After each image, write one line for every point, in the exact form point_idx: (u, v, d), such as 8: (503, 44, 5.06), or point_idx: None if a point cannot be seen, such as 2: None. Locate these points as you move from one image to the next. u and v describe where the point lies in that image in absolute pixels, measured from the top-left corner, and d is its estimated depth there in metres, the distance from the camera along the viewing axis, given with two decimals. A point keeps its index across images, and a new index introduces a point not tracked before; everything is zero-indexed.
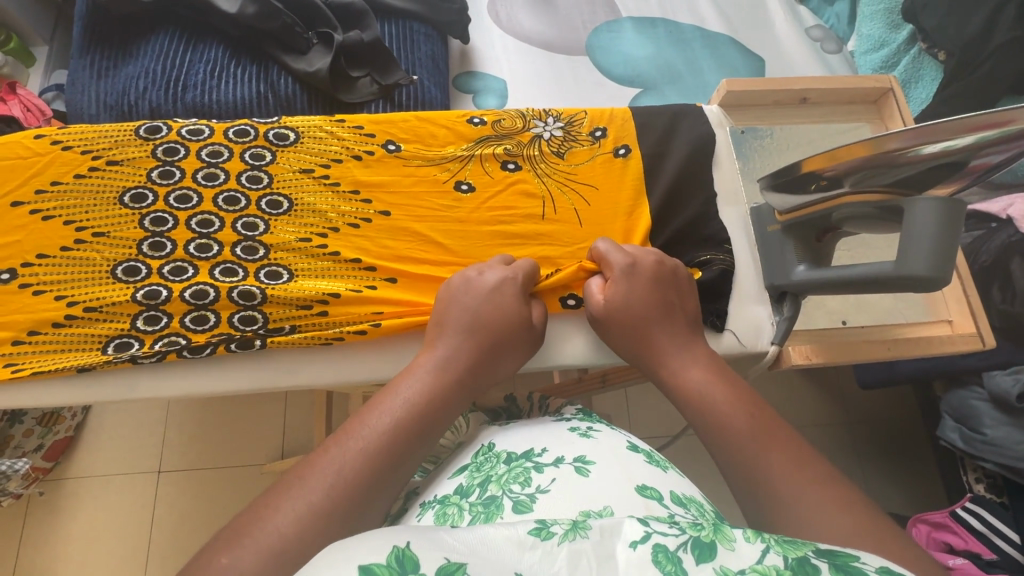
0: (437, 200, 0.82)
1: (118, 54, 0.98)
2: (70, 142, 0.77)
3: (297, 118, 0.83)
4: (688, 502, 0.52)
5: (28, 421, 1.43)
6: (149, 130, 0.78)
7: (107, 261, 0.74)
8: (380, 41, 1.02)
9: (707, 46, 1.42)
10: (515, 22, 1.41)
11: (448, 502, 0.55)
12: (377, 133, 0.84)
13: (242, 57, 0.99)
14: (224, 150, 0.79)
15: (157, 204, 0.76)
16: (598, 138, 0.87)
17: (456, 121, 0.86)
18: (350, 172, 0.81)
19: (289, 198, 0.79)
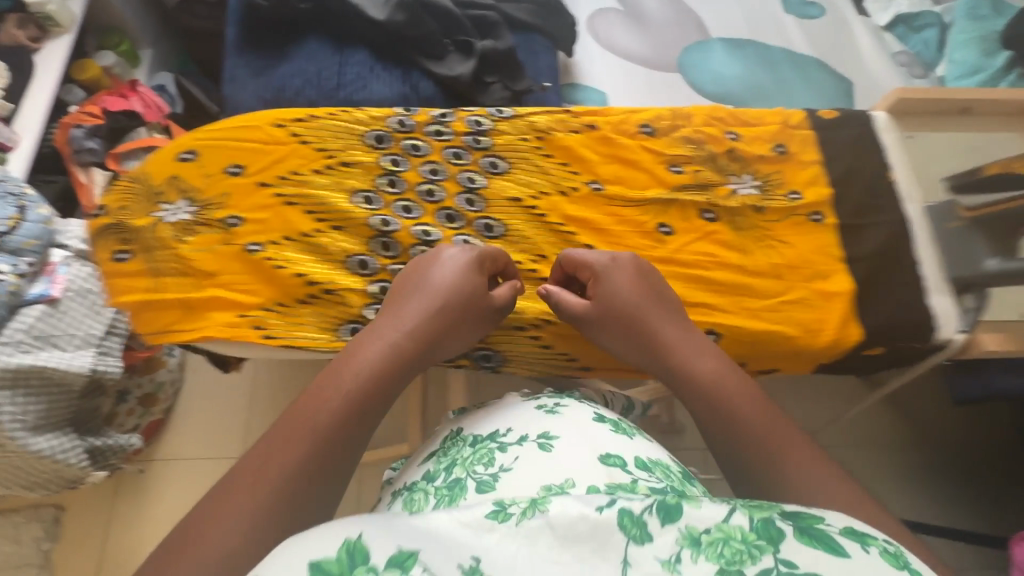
0: (639, 239, 0.83)
1: (272, 54, 1.05)
2: (306, 136, 0.83)
3: (507, 145, 0.86)
4: (654, 465, 0.61)
5: (131, 400, 1.43)
6: (375, 137, 0.84)
7: (342, 252, 0.79)
8: (511, 49, 1.08)
9: (796, 68, 1.47)
10: (613, 39, 1.47)
11: (415, 488, 0.63)
12: (582, 172, 0.86)
13: (387, 60, 1.06)
14: (441, 168, 0.84)
15: (384, 209, 0.81)
16: (794, 200, 0.87)
17: (656, 166, 0.87)
18: (558, 206, 0.84)
19: (502, 224, 0.82)
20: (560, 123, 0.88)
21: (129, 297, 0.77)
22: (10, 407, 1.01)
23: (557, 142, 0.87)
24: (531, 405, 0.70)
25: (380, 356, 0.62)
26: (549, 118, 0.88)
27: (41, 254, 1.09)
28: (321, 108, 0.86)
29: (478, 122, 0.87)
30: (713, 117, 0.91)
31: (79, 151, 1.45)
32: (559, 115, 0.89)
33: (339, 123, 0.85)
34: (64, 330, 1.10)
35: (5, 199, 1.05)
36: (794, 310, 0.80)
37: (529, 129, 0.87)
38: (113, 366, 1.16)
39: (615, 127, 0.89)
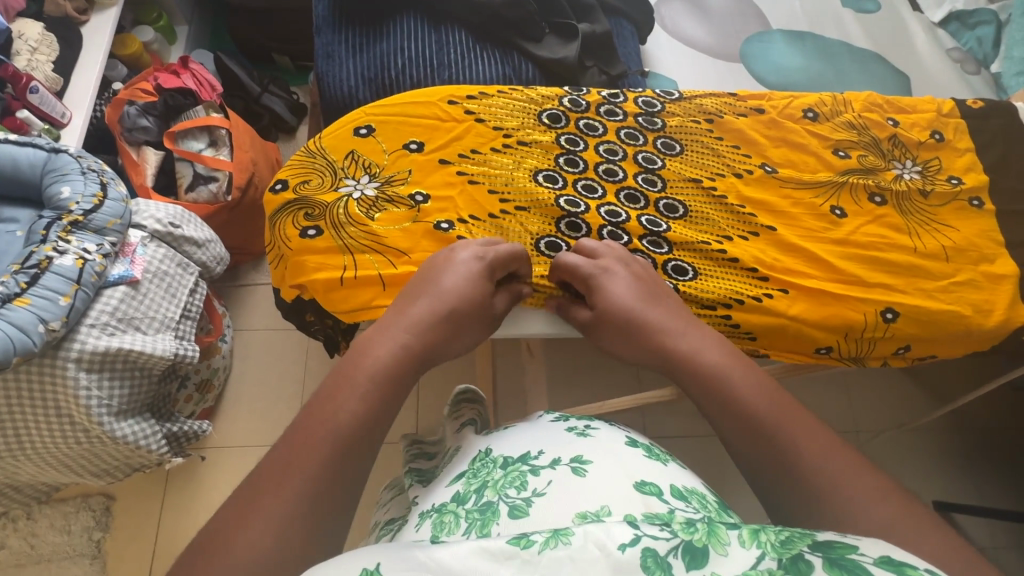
0: (814, 221, 0.85)
1: (369, 31, 1.03)
2: (482, 116, 0.89)
3: (679, 129, 0.90)
4: (690, 495, 0.53)
5: (189, 386, 1.36)
6: (550, 118, 0.90)
7: (532, 229, 0.82)
8: (607, 33, 1.08)
9: (855, 61, 1.50)
10: (679, 28, 1.50)
11: (445, 511, 0.55)
12: (753, 155, 0.89)
13: (486, 41, 1.05)
14: (618, 148, 0.88)
15: (567, 188, 0.84)
16: (956, 185, 0.88)
17: (823, 150, 0.89)
18: (736, 187, 0.86)
19: (683, 204, 0.84)
20: (728, 107, 0.93)
21: (319, 272, 0.79)
22: (98, 392, 0.98)
23: (729, 126, 0.90)
24: (560, 427, 0.62)
25: (388, 360, 0.55)
26: (716, 103, 0.93)
27: (123, 234, 1.05)
28: (493, 89, 0.92)
29: (648, 105, 0.92)
30: (870, 104, 0.94)
31: (131, 129, 1.40)
32: (725, 100, 0.93)
33: (514, 106, 0.90)
34: (145, 313, 1.06)
35: (88, 175, 1.01)
36: (965, 292, 0.80)
37: (699, 114, 0.92)
38: (190, 350, 1.13)
39: (781, 111, 0.92)
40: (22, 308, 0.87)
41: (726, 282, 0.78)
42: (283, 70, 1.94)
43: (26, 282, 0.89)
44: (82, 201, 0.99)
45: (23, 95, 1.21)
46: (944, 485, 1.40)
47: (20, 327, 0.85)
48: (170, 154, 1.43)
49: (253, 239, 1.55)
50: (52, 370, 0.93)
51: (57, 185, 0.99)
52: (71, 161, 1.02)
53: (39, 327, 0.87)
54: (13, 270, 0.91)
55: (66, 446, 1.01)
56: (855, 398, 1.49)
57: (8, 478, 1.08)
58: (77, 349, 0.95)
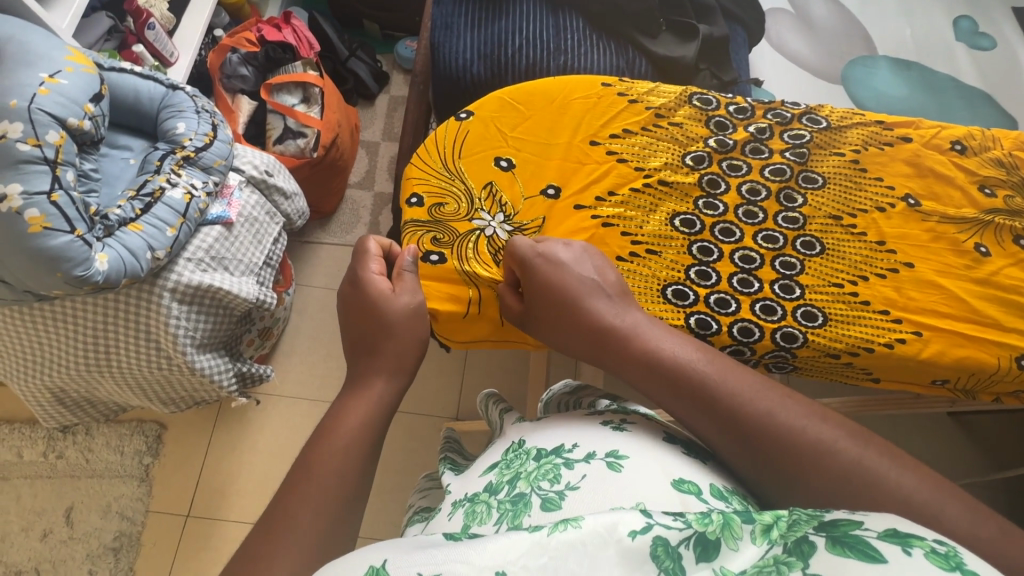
0: (954, 258, 0.76)
1: (490, 8, 1.04)
2: (625, 156, 0.83)
3: (826, 161, 0.81)
4: (730, 495, 0.51)
5: (253, 331, 1.38)
6: (693, 159, 0.82)
7: (662, 276, 0.76)
8: (724, 38, 1.06)
9: (961, 98, 1.44)
10: (783, 41, 1.47)
11: (477, 500, 0.53)
12: (898, 186, 0.80)
13: (602, 32, 1.04)
14: (761, 188, 0.80)
15: (703, 234, 0.78)
16: None
17: (970, 185, 0.80)
18: (877, 223, 0.78)
19: (821, 241, 0.77)
20: (874, 137, 0.83)
21: (441, 302, 0.78)
22: (186, 324, 1.01)
23: (874, 159, 0.82)
24: (596, 420, 0.60)
25: (354, 427, 0.55)
26: (864, 133, 0.83)
27: (225, 175, 1.08)
28: (636, 123, 0.85)
29: (795, 137, 0.82)
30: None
31: (231, 76, 1.45)
32: (872, 128, 0.84)
33: (658, 142, 0.83)
34: (234, 255, 1.10)
35: (202, 115, 1.05)
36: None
37: (846, 145, 0.82)
38: (269, 297, 1.16)
39: (927, 142, 0.82)
40: (135, 233, 0.91)
41: (858, 328, 0.72)
42: (372, 37, 1.96)
43: (141, 209, 0.94)
44: (195, 138, 1.02)
45: (140, 31, 1.25)
46: None
47: (131, 250, 0.89)
48: (264, 105, 1.47)
49: (325, 197, 1.58)
50: (150, 297, 0.97)
51: (172, 120, 1.03)
52: (188, 99, 1.05)
53: (147, 253, 0.91)
54: (130, 196, 0.95)
55: (148, 371, 1.05)
56: (905, 444, 1.45)
57: (86, 392, 1.14)
58: (174, 279, 0.99)
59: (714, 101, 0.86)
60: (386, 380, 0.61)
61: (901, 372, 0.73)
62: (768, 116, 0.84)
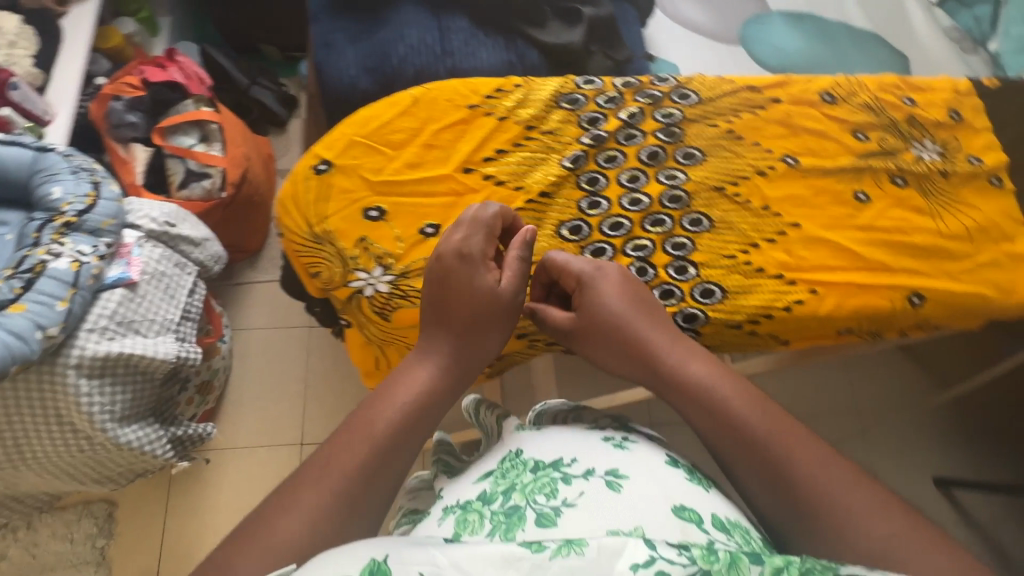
0: (837, 209, 0.78)
1: (369, 19, 0.99)
2: (502, 176, 0.79)
3: (699, 135, 0.81)
4: (731, 528, 0.54)
5: (191, 388, 1.32)
6: (571, 159, 0.79)
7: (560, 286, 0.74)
8: (612, 17, 1.05)
9: (853, 41, 1.49)
10: (677, 10, 1.47)
11: (470, 508, 0.56)
12: (774, 148, 0.81)
13: (488, 28, 1.02)
14: (640, 174, 0.79)
15: (593, 235, 0.76)
16: (976, 164, 0.81)
17: (842, 133, 0.82)
18: (760, 188, 0.79)
19: (708, 216, 0.77)
20: (745, 104, 0.84)
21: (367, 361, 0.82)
22: (100, 398, 0.95)
23: (748, 125, 0.82)
24: (597, 436, 0.64)
25: (386, 436, 0.56)
26: (735, 100, 0.83)
27: (118, 234, 1.01)
28: (509, 139, 0.81)
29: (666, 116, 0.82)
30: (887, 83, 0.86)
31: (118, 125, 1.35)
32: (743, 95, 0.84)
33: (535, 152, 0.80)
34: (144, 315, 1.03)
35: (79, 174, 0.98)
36: (989, 272, 0.74)
37: (718, 116, 0.83)
38: (193, 352, 1.10)
39: (795, 98, 0.84)
40: (17, 314, 0.84)
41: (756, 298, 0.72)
42: (271, 61, 1.88)
43: (20, 287, 0.87)
44: (75, 201, 0.95)
45: (5, 94, 1.18)
46: (938, 459, 1.44)
47: (17, 334, 0.82)
48: (160, 151, 1.38)
49: (245, 235, 1.51)
50: (53, 378, 0.90)
51: (47, 186, 0.96)
52: (60, 160, 0.98)
53: (36, 333, 0.84)
54: (8, 275, 0.88)
55: (68, 455, 0.99)
56: (854, 380, 1.51)
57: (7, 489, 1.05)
58: (77, 355, 0.92)
59: (582, 97, 0.83)
60: (441, 393, 0.62)
61: (806, 328, 0.73)
62: (638, 98, 0.83)
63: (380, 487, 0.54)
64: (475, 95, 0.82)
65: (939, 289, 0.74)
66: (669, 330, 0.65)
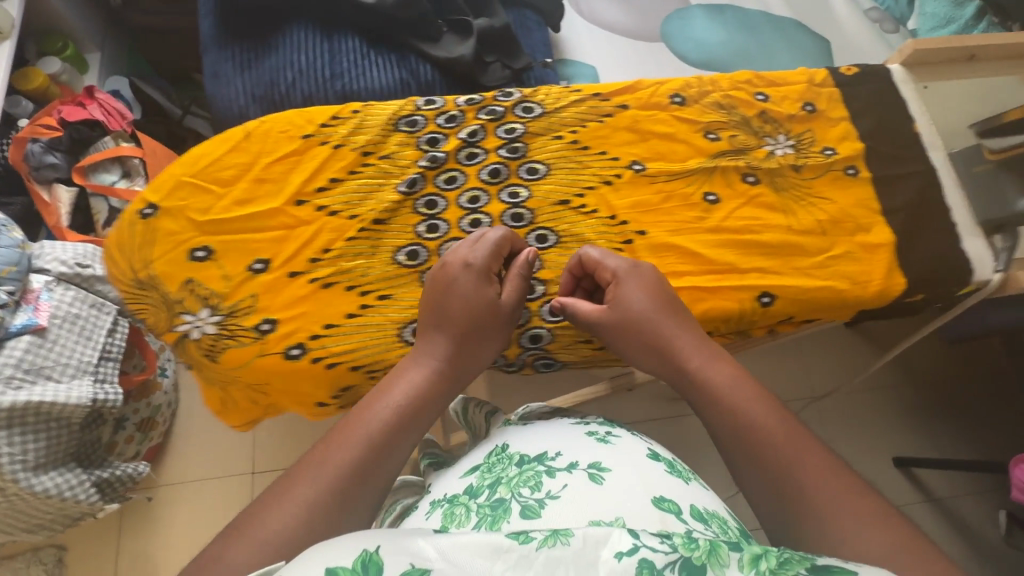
0: (685, 214, 0.71)
1: (258, 46, 0.99)
2: (336, 206, 0.70)
3: (542, 146, 0.73)
4: (710, 518, 0.53)
5: (128, 427, 1.24)
6: (408, 183, 0.72)
7: (396, 317, 0.68)
8: (508, 27, 1.04)
9: (775, 29, 1.49)
10: (595, 12, 1.45)
11: (456, 502, 0.56)
12: (621, 155, 0.73)
13: (380, 46, 1.01)
14: (481, 194, 0.72)
15: (431, 260, 0.69)
16: (830, 155, 0.72)
17: (693, 133, 0.74)
18: (606, 199, 0.72)
19: (555, 232, 0.71)
20: (591, 111, 0.75)
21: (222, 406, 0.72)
22: (8, 448, 0.95)
23: (592, 134, 0.74)
24: (579, 430, 0.63)
25: (382, 437, 0.55)
26: (579, 109, 0.74)
27: (23, 281, 1.02)
28: (344, 168, 0.72)
29: (508, 130, 0.74)
30: (739, 79, 0.77)
31: (38, 167, 1.33)
32: (590, 102, 0.75)
33: (374, 177, 0.71)
34: (56, 360, 1.02)
35: None
36: (842, 265, 0.68)
37: (562, 126, 0.74)
38: (113, 393, 1.07)
39: (644, 103, 0.74)
40: None
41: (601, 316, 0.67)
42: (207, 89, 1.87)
43: None
44: None
45: None
46: (912, 443, 1.34)
47: None
48: (84, 190, 1.36)
49: None
50: None
51: None
52: None
53: None
54: None
55: None
56: None
57: None
58: None
59: (421, 117, 0.73)
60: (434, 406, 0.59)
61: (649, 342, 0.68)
62: (479, 115, 0.74)
63: (366, 487, 0.53)
64: (309, 125, 0.73)
65: (788, 291, 0.68)
66: (694, 330, 0.62)
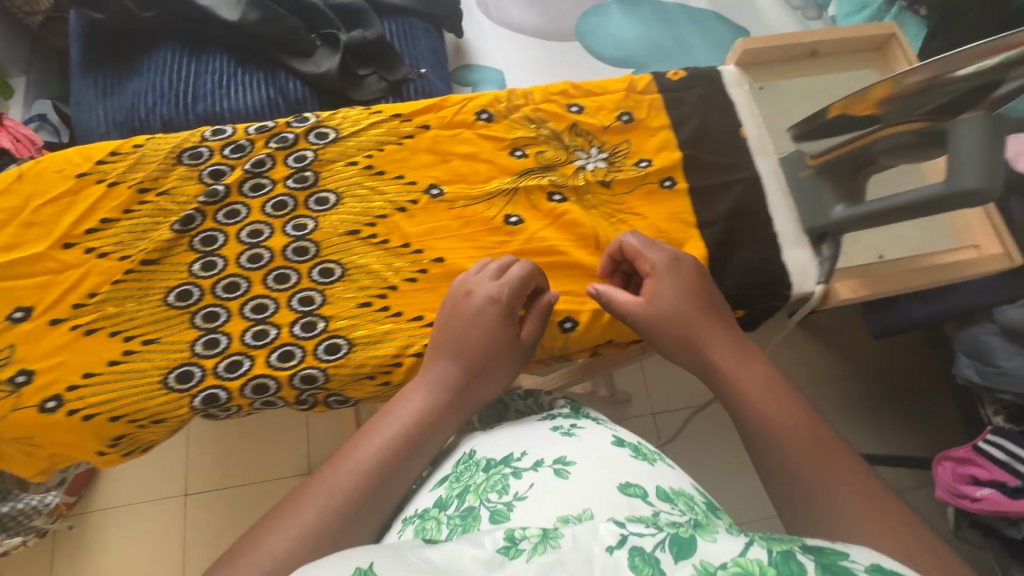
0: (486, 238, 0.70)
1: (122, 70, 0.96)
2: (105, 247, 0.66)
3: (333, 174, 0.71)
4: (678, 497, 0.43)
5: None
6: (182, 220, 0.68)
7: (161, 361, 0.63)
8: (384, 38, 1.01)
9: (693, 23, 1.44)
10: (505, 13, 1.42)
11: (427, 517, 0.46)
12: (418, 179, 0.72)
13: (248, 64, 0.98)
14: (263, 227, 0.68)
15: (204, 299, 0.65)
16: (643, 168, 0.73)
17: (498, 153, 0.74)
18: (398, 227, 0.69)
19: (341, 263, 0.67)
20: (391, 134, 0.73)
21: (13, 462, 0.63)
22: None
23: (389, 158, 0.72)
24: (544, 426, 0.53)
25: (379, 457, 0.51)
26: (378, 131, 0.73)
27: None
28: (116, 206, 0.68)
29: (297, 158, 0.71)
30: (553, 90, 0.77)
31: None
32: (389, 122, 0.73)
33: (147, 215, 0.68)
34: None
35: None
36: (649, 285, 0.69)
37: (357, 150, 0.72)
38: None
39: (448, 121, 0.74)
40: None
41: (380, 351, 0.63)
42: None
43: None
44: None
45: None
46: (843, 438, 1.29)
47: None
48: None
49: None
50: None
51: None
52: None
53: None
54: None
55: None
56: None
57: None
58: None
59: (205, 149, 0.70)
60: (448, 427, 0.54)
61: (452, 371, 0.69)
62: (270, 144, 0.71)
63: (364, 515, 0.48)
64: (83, 162, 0.69)
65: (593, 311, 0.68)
66: (731, 330, 0.58)
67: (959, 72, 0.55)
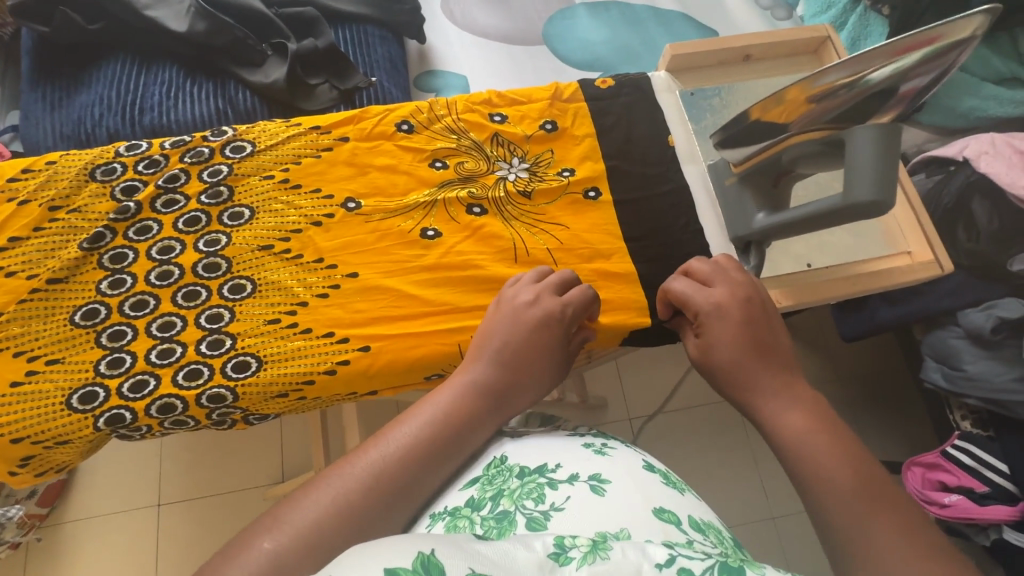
0: (403, 251, 0.70)
1: (71, 83, 0.97)
2: (13, 266, 0.66)
3: (249, 190, 0.71)
4: (708, 529, 0.43)
5: None
6: (91, 238, 0.68)
7: (65, 382, 0.62)
8: (336, 46, 1.00)
9: (661, 24, 1.43)
10: (470, 18, 1.41)
11: (459, 513, 0.43)
12: (335, 192, 0.72)
13: (197, 75, 0.98)
14: (175, 243, 0.68)
15: (111, 318, 0.65)
16: (566, 179, 0.75)
17: (417, 165, 0.74)
18: (312, 241, 0.69)
19: (252, 279, 0.67)
20: (309, 146, 0.74)
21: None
22: None
23: (305, 171, 0.72)
24: (575, 439, 0.51)
25: (415, 452, 0.48)
26: (295, 144, 0.73)
27: None
28: (25, 225, 0.68)
29: (212, 173, 0.71)
30: (476, 100, 0.78)
31: None
32: (307, 135, 0.74)
33: (56, 234, 0.68)
34: None
35: None
36: None
37: (274, 164, 0.72)
38: None
39: (367, 133, 0.75)
40: None
41: (290, 367, 0.63)
42: None
43: None
44: None
45: None
46: None
47: None
48: None
49: None
50: None
51: None
52: None
53: None
54: None
55: None
56: None
57: None
58: None
59: (119, 166, 0.71)
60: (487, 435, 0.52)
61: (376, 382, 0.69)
62: (185, 159, 0.72)
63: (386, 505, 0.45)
64: None
65: None
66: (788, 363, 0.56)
67: (873, 75, 0.54)
